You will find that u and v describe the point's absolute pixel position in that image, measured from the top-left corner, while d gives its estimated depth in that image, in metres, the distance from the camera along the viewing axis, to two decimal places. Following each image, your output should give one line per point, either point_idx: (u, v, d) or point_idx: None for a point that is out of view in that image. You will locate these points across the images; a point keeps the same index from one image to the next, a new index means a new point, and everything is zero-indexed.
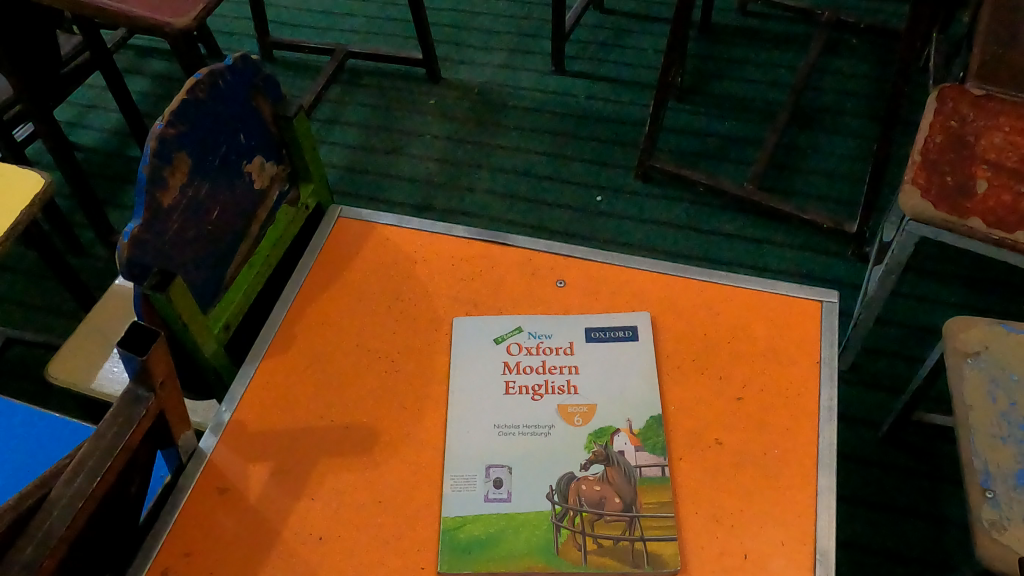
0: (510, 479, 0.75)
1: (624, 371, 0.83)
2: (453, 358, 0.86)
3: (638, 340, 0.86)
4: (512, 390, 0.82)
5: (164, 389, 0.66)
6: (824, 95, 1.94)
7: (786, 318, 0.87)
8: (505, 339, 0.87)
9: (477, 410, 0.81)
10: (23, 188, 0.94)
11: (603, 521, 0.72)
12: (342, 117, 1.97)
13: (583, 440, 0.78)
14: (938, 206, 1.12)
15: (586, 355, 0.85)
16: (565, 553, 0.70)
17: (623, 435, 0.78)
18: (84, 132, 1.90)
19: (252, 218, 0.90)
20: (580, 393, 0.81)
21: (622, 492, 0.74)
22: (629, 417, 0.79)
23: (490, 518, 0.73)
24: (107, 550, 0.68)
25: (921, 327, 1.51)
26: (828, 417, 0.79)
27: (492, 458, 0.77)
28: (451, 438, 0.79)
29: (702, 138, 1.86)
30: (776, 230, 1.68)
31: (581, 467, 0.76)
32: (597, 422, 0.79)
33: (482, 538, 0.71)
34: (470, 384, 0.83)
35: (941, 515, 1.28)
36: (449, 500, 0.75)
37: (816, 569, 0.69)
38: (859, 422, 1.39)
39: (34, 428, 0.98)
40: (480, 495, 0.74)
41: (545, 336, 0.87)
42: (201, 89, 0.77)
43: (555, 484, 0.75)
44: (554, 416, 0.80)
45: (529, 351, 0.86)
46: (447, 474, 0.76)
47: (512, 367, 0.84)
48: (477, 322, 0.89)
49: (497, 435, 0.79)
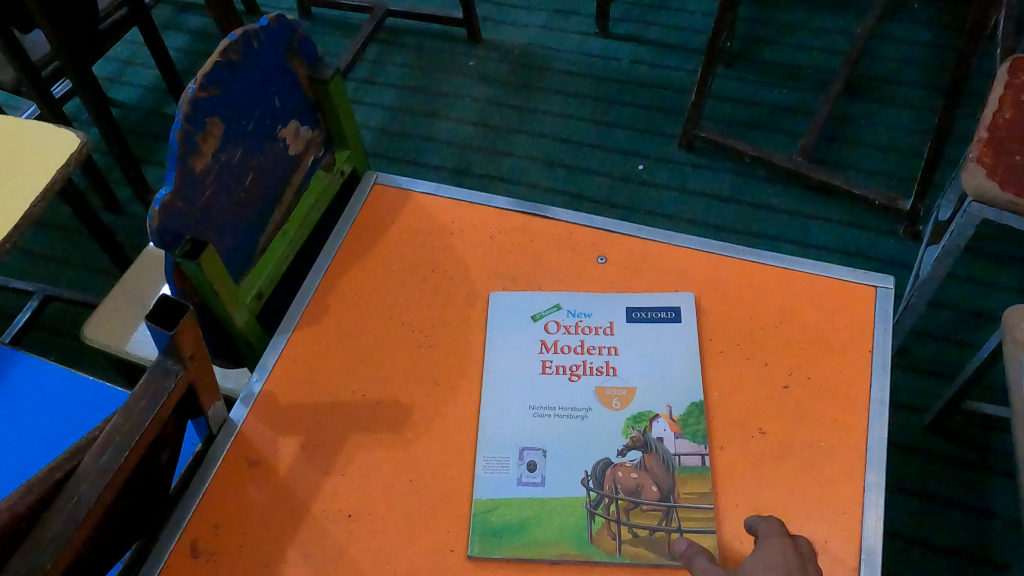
0: (545, 462, 0.73)
1: (665, 353, 0.80)
2: (487, 333, 0.83)
3: (680, 321, 0.82)
4: (548, 370, 0.80)
5: (194, 362, 0.64)
6: (882, 63, 1.85)
7: (839, 304, 0.83)
8: (542, 316, 0.84)
9: (512, 389, 0.79)
10: (59, 148, 0.93)
11: (639, 510, 0.70)
12: (380, 77, 1.93)
13: (620, 425, 0.75)
14: (1005, 187, 1.06)
15: (626, 336, 0.81)
16: (599, 541, 0.68)
17: (663, 421, 0.75)
18: (124, 88, 1.89)
19: (287, 184, 0.88)
20: (619, 375, 0.78)
21: (659, 481, 0.71)
22: (669, 402, 0.76)
23: (523, 502, 0.71)
24: (139, 519, 0.67)
25: (974, 311, 1.45)
26: (879, 410, 0.75)
27: (526, 440, 0.75)
28: (485, 419, 0.77)
29: (750, 106, 1.79)
30: (825, 204, 1.62)
31: (617, 453, 0.73)
32: (637, 406, 0.76)
33: (514, 522, 0.70)
34: (505, 361, 0.81)
35: (987, 508, 1.24)
36: (481, 482, 0.73)
37: (861, 569, 0.67)
38: (904, 408, 1.35)
39: (70, 391, 0.98)
40: (513, 478, 0.73)
41: (583, 315, 0.84)
42: (235, 51, 0.74)
43: (591, 470, 0.72)
44: (591, 398, 0.77)
45: (567, 329, 0.83)
46: (479, 455, 0.74)
47: (549, 346, 0.82)
48: (514, 298, 0.86)
49: (532, 417, 0.77)
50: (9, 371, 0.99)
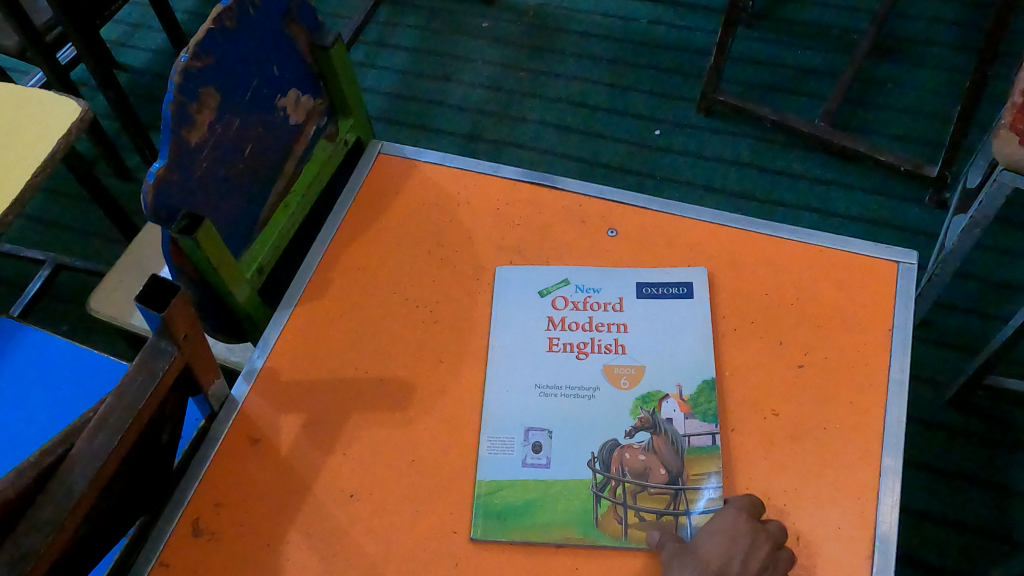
0: (550, 444, 0.72)
1: (676, 328, 0.77)
2: (494, 308, 0.81)
3: (692, 297, 0.80)
4: (555, 347, 0.78)
5: (189, 342, 0.63)
6: (912, 22, 1.77)
7: (860, 280, 0.80)
8: (550, 292, 0.82)
9: (518, 367, 0.77)
10: (59, 117, 0.91)
11: (646, 493, 0.68)
12: (391, 39, 1.88)
13: (628, 404, 0.73)
14: None
15: (636, 312, 0.79)
16: (604, 525, 0.67)
17: (673, 401, 0.73)
18: (132, 52, 1.86)
19: (288, 154, 0.86)
20: (629, 353, 0.76)
21: (668, 463, 0.69)
22: (679, 381, 0.74)
23: (527, 484, 0.70)
24: (140, 499, 0.67)
25: (1002, 283, 1.41)
26: (898, 391, 0.72)
27: (532, 420, 0.73)
28: (489, 398, 0.75)
29: (773, 68, 1.74)
30: (848, 171, 1.57)
31: (625, 434, 0.71)
32: (646, 385, 0.74)
33: (518, 505, 0.69)
34: (511, 337, 0.79)
35: (1008, 485, 1.21)
36: (485, 463, 0.71)
37: (875, 557, 0.65)
38: (925, 381, 1.32)
39: (75, 365, 0.98)
40: (518, 459, 0.71)
41: (593, 290, 0.81)
42: (229, 17, 0.71)
43: (597, 452, 0.71)
44: (599, 378, 0.75)
45: (575, 305, 0.81)
46: (483, 435, 0.73)
47: (556, 322, 0.80)
48: (520, 272, 0.84)
49: (538, 396, 0.75)
50: (15, 344, 0.99)
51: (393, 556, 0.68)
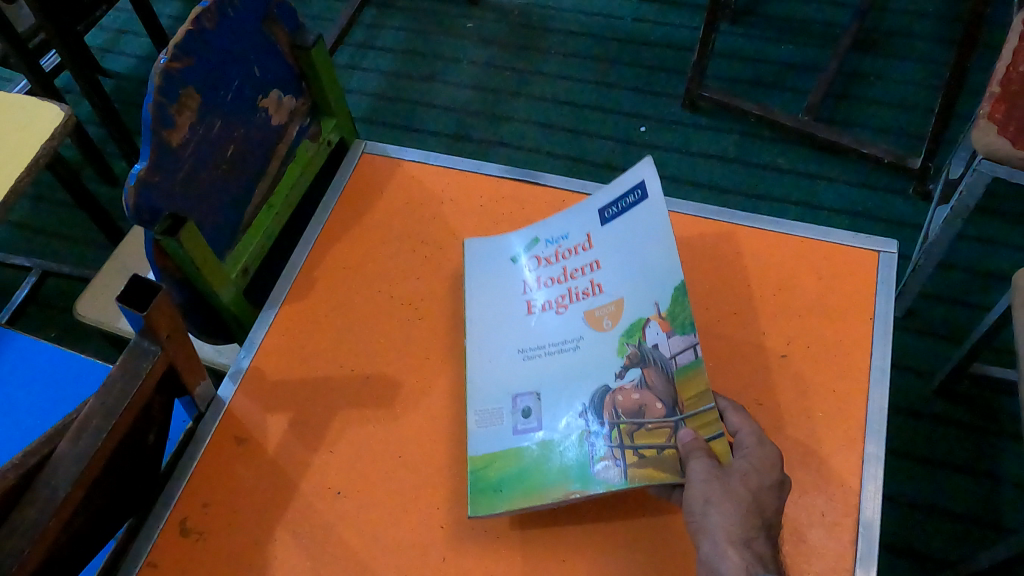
0: (540, 406, 0.72)
1: (644, 238, 0.73)
2: (468, 280, 0.82)
3: (647, 198, 0.74)
4: (535, 310, 0.78)
5: (172, 343, 0.63)
6: (894, 16, 1.78)
7: (841, 269, 0.80)
8: (522, 256, 0.81)
9: (498, 336, 0.77)
10: (42, 122, 0.91)
11: (644, 430, 0.66)
12: (376, 41, 1.88)
13: (614, 343, 0.71)
14: (1016, 144, 1.02)
15: (605, 244, 0.76)
16: (603, 471, 0.65)
17: (654, 324, 0.69)
18: (117, 58, 1.86)
19: (271, 155, 0.86)
20: (606, 291, 0.74)
21: (661, 394, 0.67)
22: (656, 298, 0.70)
23: (522, 451, 0.69)
24: (127, 501, 0.67)
25: (986, 272, 1.42)
26: (880, 379, 0.73)
27: (518, 387, 0.74)
28: (474, 371, 0.76)
29: (757, 63, 1.75)
30: (832, 164, 1.58)
31: (615, 377, 0.70)
32: (627, 317, 0.71)
33: (514, 473, 0.68)
34: (489, 306, 0.79)
35: (995, 473, 1.22)
36: (475, 437, 0.72)
37: (859, 543, 0.65)
38: (912, 371, 1.33)
39: (61, 369, 0.98)
40: (509, 428, 0.71)
41: (562, 240, 0.80)
42: (208, 19, 0.71)
43: (589, 401, 0.70)
44: (581, 326, 0.74)
45: (549, 262, 0.80)
46: (471, 410, 0.73)
47: (532, 284, 0.79)
48: (488, 243, 0.83)
49: (522, 360, 0.75)
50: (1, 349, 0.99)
51: (380, 553, 0.68)
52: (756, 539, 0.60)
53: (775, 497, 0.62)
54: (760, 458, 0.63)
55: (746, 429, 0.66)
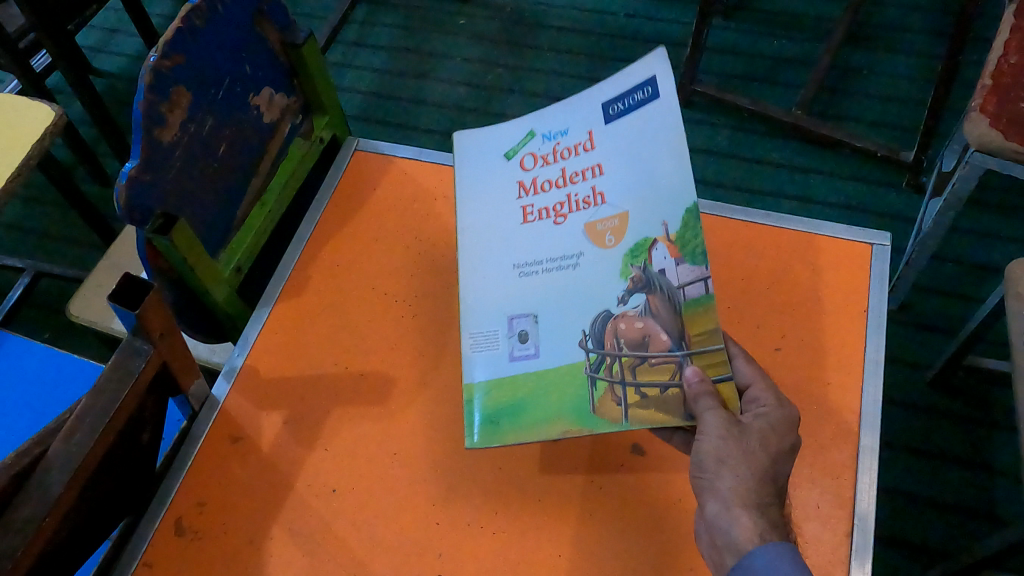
0: (536, 330, 0.68)
1: (655, 141, 0.65)
2: (459, 185, 0.77)
3: (658, 96, 0.65)
4: (530, 218, 0.73)
5: (165, 341, 0.63)
6: (886, 10, 1.78)
7: (834, 261, 0.81)
8: (517, 152, 0.76)
9: (494, 246, 0.74)
10: (33, 122, 0.90)
11: (647, 366, 0.62)
12: (369, 38, 1.88)
13: (617, 266, 0.66)
14: (1008, 136, 1.02)
15: (608, 146, 0.69)
16: (602, 409, 0.62)
17: (662, 247, 0.63)
18: (108, 58, 1.85)
19: (263, 153, 0.86)
20: (608, 202, 0.67)
21: (668, 326, 0.62)
22: (664, 218, 0.63)
23: (519, 381, 0.67)
24: (122, 500, 0.66)
25: (980, 265, 1.42)
26: (874, 371, 0.73)
27: (514, 307, 0.70)
28: (466, 289, 0.73)
29: (749, 58, 1.75)
30: (825, 158, 1.58)
31: (619, 301, 0.64)
32: (632, 237, 0.65)
33: (511, 405, 0.66)
34: (481, 214, 0.75)
35: (990, 464, 1.23)
36: (472, 362, 0.70)
37: (854, 535, 0.65)
38: (906, 364, 1.33)
39: (54, 369, 0.97)
40: (506, 354, 0.69)
41: (561, 135, 0.73)
42: (198, 16, 0.70)
43: (590, 328, 0.65)
44: (581, 240, 0.68)
45: (545, 161, 0.73)
46: (465, 332, 0.71)
47: (527, 187, 0.74)
48: (484, 138, 0.78)
49: (517, 276, 0.71)
50: None
51: (376, 549, 0.68)
52: (769, 504, 0.59)
53: (790, 461, 0.61)
54: (779, 419, 0.62)
55: (757, 384, 0.66)
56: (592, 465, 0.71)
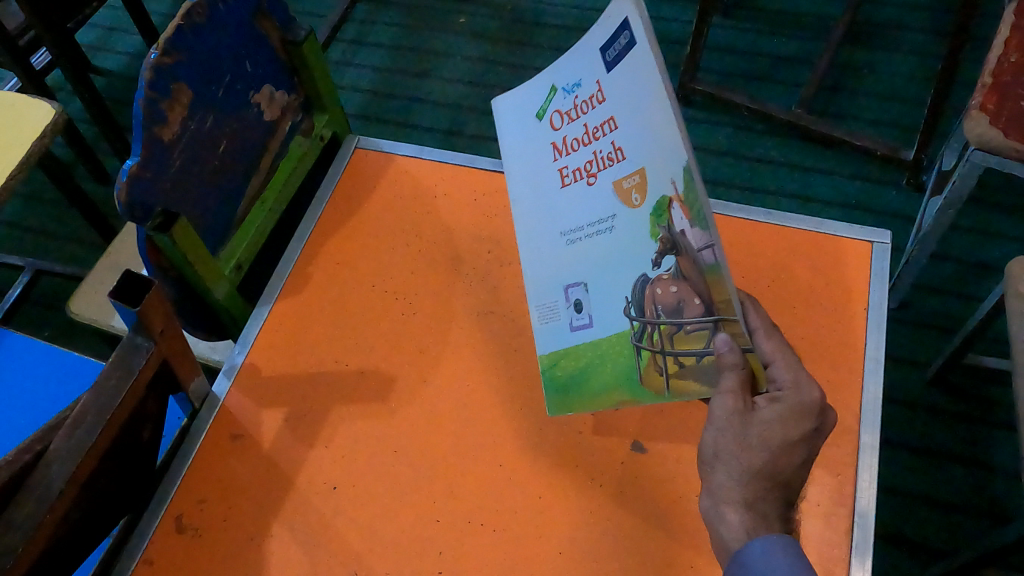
0: (587, 299, 0.69)
1: (642, 94, 0.57)
2: (505, 155, 0.78)
3: (635, 44, 0.56)
4: (568, 180, 0.71)
5: (166, 338, 0.63)
6: (886, 8, 1.78)
7: (835, 260, 0.81)
8: (546, 111, 0.73)
9: (543, 214, 0.74)
10: (33, 120, 0.90)
11: (683, 333, 0.59)
12: (369, 37, 1.87)
13: (648, 226, 0.60)
14: (1008, 134, 1.02)
15: (614, 97, 0.61)
16: (648, 380, 0.63)
17: (677, 207, 0.55)
18: (108, 56, 1.85)
19: (263, 151, 0.86)
20: (626, 156, 0.61)
21: (699, 290, 0.56)
22: (670, 176, 0.55)
23: (580, 350, 0.69)
24: (123, 498, 0.66)
25: (980, 263, 1.42)
26: (874, 369, 0.73)
27: (569, 277, 0.71)
28: (529, 262, 0.75)
29: (749, 57, 1.75)
30: (826, 156, 1.58)
31: (654, 265, 0.60)
32: (651, 196, 0.58)
33: (576, 373, 0.70)
34: (530, 183, 0.76)
35: (989, 462, 1.23)
36: (541, 334, 0.73)
37: (854, 533, 0.65)
38: (906, 362, 1.34)
39: (54, 367, 0.97)
40: (567, 325, 0.71)
41: (575, 87, 0.67)
42: (199, 13, 0.70)
43: (632, 295, 0.63)
44: (613, 201, 0.64)
45: (570, 117, 0.69)
46: (532, 305, 0.74)
47: (562, 148, 0.72)
48: (519, 100, 0.76)
49: (567, 244, 0.71)
50: None
51: (376, 546, 0.68)
52: (761, 500, 0.58)
53: (801, 451, 0.59)
54: (792, 405, 0.59)
55: (778, 361, 0.62)
56: (593, 464, 0.71)
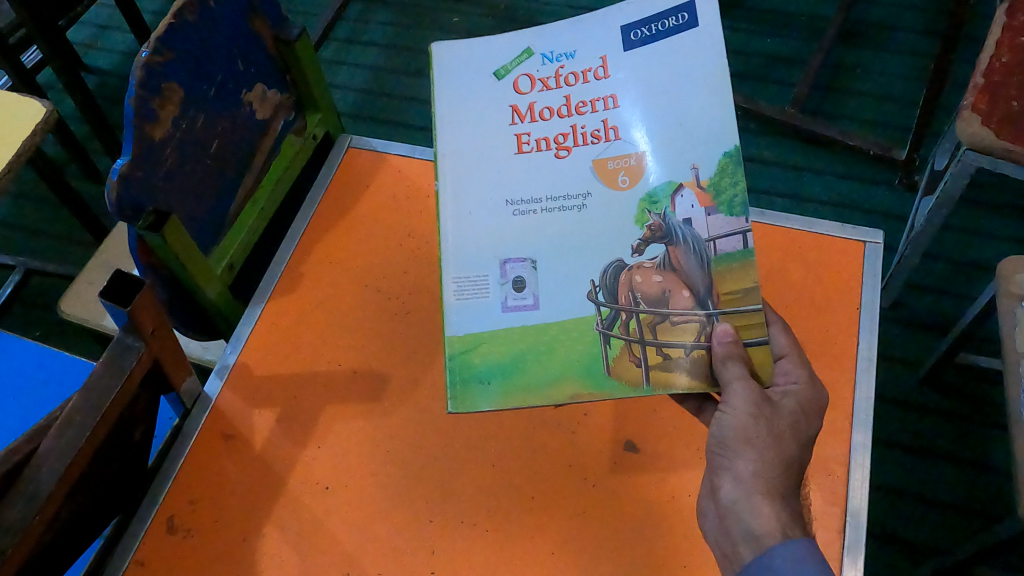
0: (534, 277, 0.63)
1: (685, 80, 0.62)
2: (439, 103, 0.68)
3: (697, 25, 0.62)
4: (525, 148, 0.66)
5: (156, 338, 0.62)
6: (879, 8, 1.79)
7: (828, 259, 0.81)
8: (509, 71, 0.68)
9: (479, 179, 0.66)
10: (23, 118, 0.90)
11: (668, 324, 0.60)
12: (363, 36, 1.87)
13: (632, 210, 0.62)
14: (1000, 134, 1.02)
15: (627, 77, 0.64)
16: (618, 370, 0.59)
17: (688, 193, 0.61)
18: (100, 54, 1.84)
19: (255, 150, 0.86)
20: (623, 139, 0.63)
21: (691, 280, 0.60)
22: (694, 162, 0.61)
23: (509, 335, 0.62)
24: (113, 498, 0.66)
25: (971, 263, 1.43)
26: (866, 368, 0.74)
27: (507, 250, 0.64)
28: (450, 227, 0.65)
29: (743, 56, 1.75)
30: (818, 156, 1.59)
31: (632, 251, 0.61)
32: (653, 178, 0.62)
33: (504, 363, 0.61)
34: (467, 138, 0.67)
35: (980, 461, 1.23)
36: (454, 312, 0.63)
37: (846, 531, 0.66)
38: (898, 361, 1.34)
39: (45, 367, 0.97)
40: (498, 303, 0.63)
41: (565, 57, 0.66)
42: (190, 11, 0.70)
43: (599, 279, 0.62)
44: (590, 179, 0.64)
45: (545, 85, 0.66)
46: (448, 278, 0.64)
47: (522, 113, 0.67)
48: (471, 51, 0.69)
49: (512, 215, 0.65)
50: None
51: (368, 547, 0.68)
52: (791, 494, 0.59)
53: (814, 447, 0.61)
54: (809, 400, 0.62)
55: (790, 356, 0.64)
56: (586, 464, 0.71)
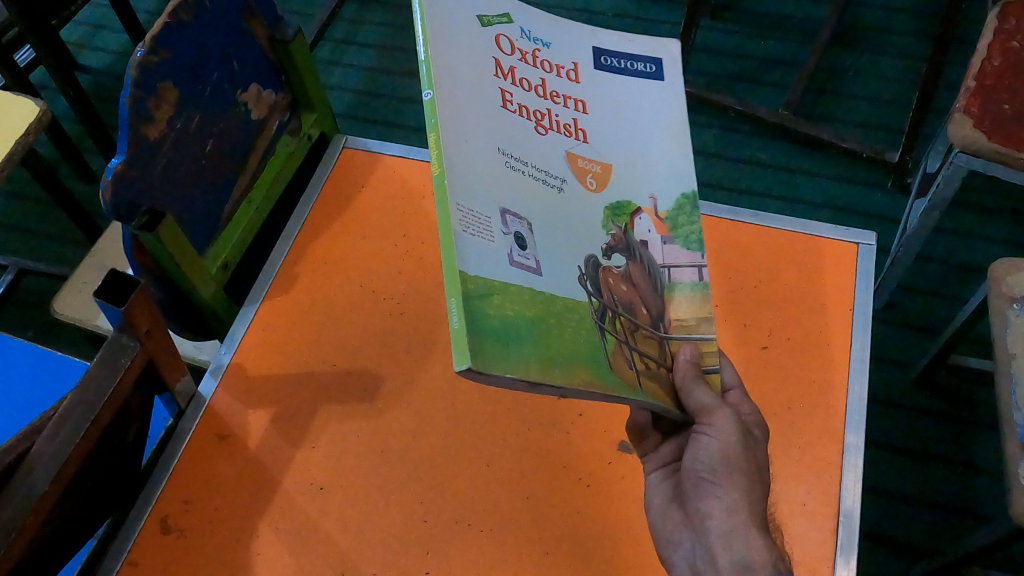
0: (531, 239, 0.52)
1: (643, 128, 0.63)
2: (422, 20, 0.54)
3: (662, 80, 0.64)
4: (509, 107, 0.56)
5: (152, 338, 0.62)
6: (872, 12, 1.80)
7: (822, 261, 0.81)
8: (491, 25, 0.58)
9: (473, 117, 0.53)
10: (17, 118, 0.89)
11: (641, 334, 0.58)
12: (358, 36, 1.87)
13: (599, 214, 0.58)
14: (991, 137, 1.03)
15: (601, 93, 0.61)
16: (616, 366, 0.52)
17: (647, 218, 0.61)
18: (94, 54, 1.84)
19: (251, 150, 0.86)
20: (592, 143, 0.59)
21: (649, 301, 0.59)
22: (653, 193, 0.62)
23: (515, 293, 0.49)
24: (107, 498, 0.66)
25: (963, 265, 1.44)
26: (859, 369, 0.74)
27: (503, 199, 0.52)
28: (450, 153, 0.50)
29: (737, 59, 1.75)
30: (812, 158, 1.59)
31: (604, 252, 0.57)
32: (614, 193, 0.60)
33: (513, 325, 0.47)
34: (454, 64, 0.54)
35: (972, 461, 1.24)
36: (462, 244, 0.47)
37: (838, 531, 0.66)
38: (891, 362, 1.35)
39: (38, 367, 0.97)
40: (504, 253, 0.50)
41: (542, 43, 0.60)
42: (186, 11, 0.70)
43: (584, 266, 0.55)
44: (565, 167, 0.57)
45: (524, 56, 0.58)
46: (451, 205, 0.48)
47: (504, 71, 0.57)
48: None
49: (505, 166, 0.53)
50: None
51: (363, 546, 0.68)
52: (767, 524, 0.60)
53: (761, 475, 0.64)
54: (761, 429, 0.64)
55: (739, 388, 0.67)
56: (581, 463, 0.72)
